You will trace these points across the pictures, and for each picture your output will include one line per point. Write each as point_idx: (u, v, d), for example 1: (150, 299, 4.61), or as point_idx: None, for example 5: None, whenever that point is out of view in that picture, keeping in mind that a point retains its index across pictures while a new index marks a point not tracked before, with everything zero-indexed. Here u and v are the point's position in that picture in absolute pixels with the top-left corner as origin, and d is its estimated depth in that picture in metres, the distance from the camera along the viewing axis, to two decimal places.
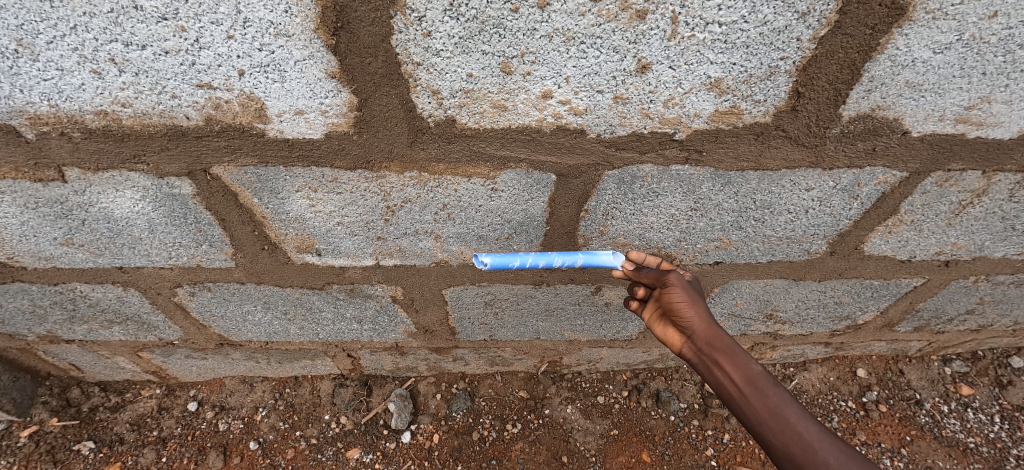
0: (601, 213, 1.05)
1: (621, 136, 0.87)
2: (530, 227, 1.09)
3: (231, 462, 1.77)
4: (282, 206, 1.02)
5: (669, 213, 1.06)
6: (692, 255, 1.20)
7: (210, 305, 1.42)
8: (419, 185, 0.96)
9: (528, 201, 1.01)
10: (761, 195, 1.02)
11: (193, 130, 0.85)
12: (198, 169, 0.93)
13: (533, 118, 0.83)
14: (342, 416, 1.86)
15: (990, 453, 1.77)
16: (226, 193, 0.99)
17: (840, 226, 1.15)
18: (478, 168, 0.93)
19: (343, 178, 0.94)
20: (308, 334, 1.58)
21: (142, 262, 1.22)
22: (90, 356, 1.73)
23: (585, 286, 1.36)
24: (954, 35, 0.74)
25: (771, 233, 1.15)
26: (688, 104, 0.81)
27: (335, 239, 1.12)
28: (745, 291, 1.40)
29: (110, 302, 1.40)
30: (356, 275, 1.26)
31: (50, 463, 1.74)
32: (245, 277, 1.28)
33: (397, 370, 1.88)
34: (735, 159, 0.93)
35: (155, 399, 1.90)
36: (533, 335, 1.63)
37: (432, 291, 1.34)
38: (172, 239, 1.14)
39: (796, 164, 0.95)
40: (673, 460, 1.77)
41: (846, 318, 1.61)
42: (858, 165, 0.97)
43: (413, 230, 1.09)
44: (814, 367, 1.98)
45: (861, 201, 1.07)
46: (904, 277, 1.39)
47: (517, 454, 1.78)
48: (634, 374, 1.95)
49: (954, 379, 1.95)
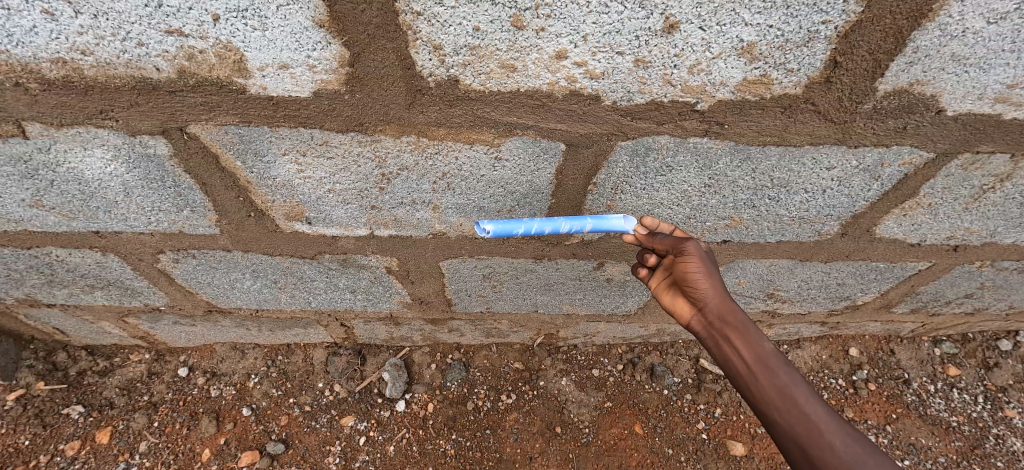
0: (610, 186, 0.99)
1: (639, 105, 0.80)
2: (535, 200, 1.03)
3: (224, 428, 1.74)
4: (267, 170, 0.95)
5: (681, 189, 1.00)
6: (700, 233, 1.16)
7: (196, 272, 1.36)
8: (417, 151, 0.89)
9: (533, 172, 0.95)
10: (780, 173, 0.97)
11: (165, 84, 0.77)
12: (173, 128, 0.86)
13: (544, 81, 0.76)
14: (335, 384, 1.84)
15: (972, 431, 1.79)
16: (206, 155, 0.92)
17: (855, 207, 1.10)
18: (481, 135, 0.85)
19: (334, 141, 0.87)
20: (298, 302, 1.53)
21: (119, 227, 1.16)
22: (74, 320, 1.67)
23: (588, 261, 1.30)
24: (1013, 3, 0.67)
25: (784, 213, 1.10)
26: (715, 70, 0.74)
27: (327, 208, 1.05)
28: (749, 269, 1.36)
29: (89, 266, 1.34)
30: (348, 245, 1.20)
31: (39, 426, 1.70)
32: (231, 244, 1.21)
33: (391, 339, 1.85)
34: (758, 132, 0.86)
35: (144, 364, 1.86)
36: (530, 308, 1.59)
37: (428, 263, 1.28)
38: (151, 204, 1.07)
39: (820, 140, 0.89)
40: (665, 433, 1.77)
41: (847, 298, 1.58)
42: (886, 143, 0.90)
43: (410, 200, 1.02)
44: (808, 345, 1.97)
45: (881, 183, 1.02)
46: (911, 260, 1.36)
47: (512, 424, 1.77)
48: (630, 348, 1.94)
49: (943, 360, 1.96)
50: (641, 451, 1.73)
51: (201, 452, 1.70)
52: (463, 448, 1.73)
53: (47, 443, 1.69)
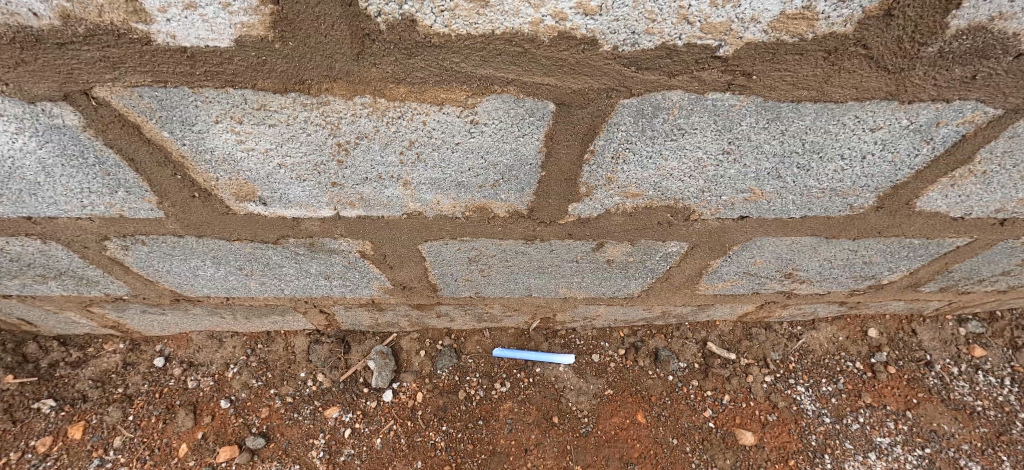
0: (610, 155, 0.84)
1: (645, 50, 0.64)
2: (522, 173, 0.88)
3: (202, 422, 1.64)
4: (201, 142, 0.80)
5: (694, 157, 0.85)
6: (715, 208, 1.01)
7: (151, 260, 1.22)
8: (375, 115, 0.73)
9: (518, 139, 0.79)
10: (813, 136, 0.81)
11: (49, 35, 0.61)
12: (75, 91, 0.70)
13: (525, 20, 0.60)
14: (318, 374, 1.72)
15: (997, 417, 1.66)
16: (125, 125, 0.76)
17: (897, 176, 0.94)
18: (451, 93, 0.70)
19: (273, 104, 0.72)
20: (271, 290, 1.40)
21: (51, 211, 1.01)
22: (36, 311, 1.55)
23: (586, 243, 1.13)
24: None
25: (813, 184, 0.95)
26: (744, 2, 0.58)
27: (281, 186, 0.91)
28: (767, 249, 1.22)
29: (34, 256, 1.20)
30: (314, 228, 1.05)
31: (9, 422, 1.59)
32: (182, 229, 1.07)
33: (377, 325, 1.72)
34: (792, 86, 0.71)
35: (119, 355, 1.74)
36: (524, 292, 1.45)
37: (406, 247, 1.14)
38: (78, 184, 0.92)
39: (866, 95, 0.73)
40: (669, 421, 1.66)
41: (871, 277, 1.44)
42: (947, 97, 0.74)
43: (376, 175, 0.87)
44: (824, 326, 1.83)
45: (933, 146, 0.86)
46: (950, 236, 1.21)
47: (506, 414, 1.66)
48: (632, 332, 1.81)
49: (968, 340, 1.82)
50: (644, 441, 1.62)
51: (178, 447, 1.60)
52: (454, 440, 1.62)
53: (18, 439, 1.58)
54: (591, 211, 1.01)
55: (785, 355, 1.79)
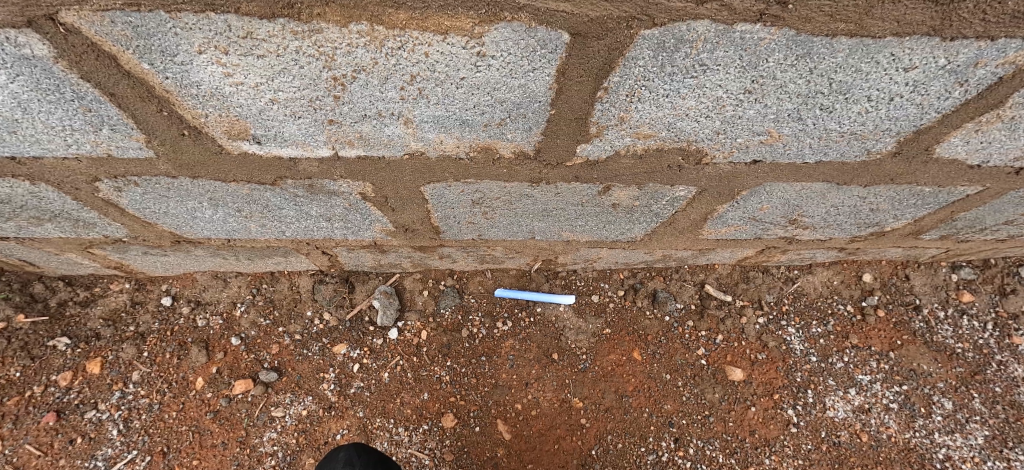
0: (625, 93, 0.79)
1: None
2: (530, 111, 0.83)
3: (214, 357, 1.67)
4: (185, 75, 0.74)
5: (714, 97, 0.80)
6: (728, 151, 0.97)
7: (147, 201, 1.18)
8: (373, 46, 0.68)
9: (528, 73, 0.74)
10: (842, 75, 0.76)
11: None
12: (38, 16, 0.64)
13: None
14: (324, 313, 1.74)
15: (975, 358, 1.71)
16: (100, 55, 0.70)
17: (922, 120, 0.90)
18: (456, 20, 0.64)
19: (262, 32, 0.66)
20: (272, 232, 1.37)
21: (35, 151, 0.97)
22: (37, 253, 1.52)
23: (592, 186, 1.10)
24: None
25: (834, 127, 0.90)
26: None
27: (274, 123, 0.85)
28: (776, 194, 1.19)
29: (25, 197, 1.16)
30: (312, 169, 1.01)
31: (27, 359, 1.62)
32: (174, 170, 1.02)
33: (380, 266, 1.71)
34: (829, 17, 0.65)
35: (127, 294, 1.73)
36: (527, 235, 1.43)
37: (407, 189, 1.11)
38: (59, 122, 0.87)
39: (907, 29, 0.67)
40: (664, 359, 1.70)
41: (874, 225, 1.43)
42: (992, 34, 0.69)
43: (375, 112, 0.82)
44: (820, 270, 1.84)
45: (967, 88, 0.81)
46: (962, 184, 1.18)
47: (506, 351, 1.70)
48: (632, 274, 1.81)
49: (958, 286, 1.83)
50: (638, 377, 1.68)
51: (194, 380, 1.64)
52: (457, 374, 1.67)
53: (39, 374, 1.61)
54: (600, 153, 0.97)
55: (779, 298, 1.81)
